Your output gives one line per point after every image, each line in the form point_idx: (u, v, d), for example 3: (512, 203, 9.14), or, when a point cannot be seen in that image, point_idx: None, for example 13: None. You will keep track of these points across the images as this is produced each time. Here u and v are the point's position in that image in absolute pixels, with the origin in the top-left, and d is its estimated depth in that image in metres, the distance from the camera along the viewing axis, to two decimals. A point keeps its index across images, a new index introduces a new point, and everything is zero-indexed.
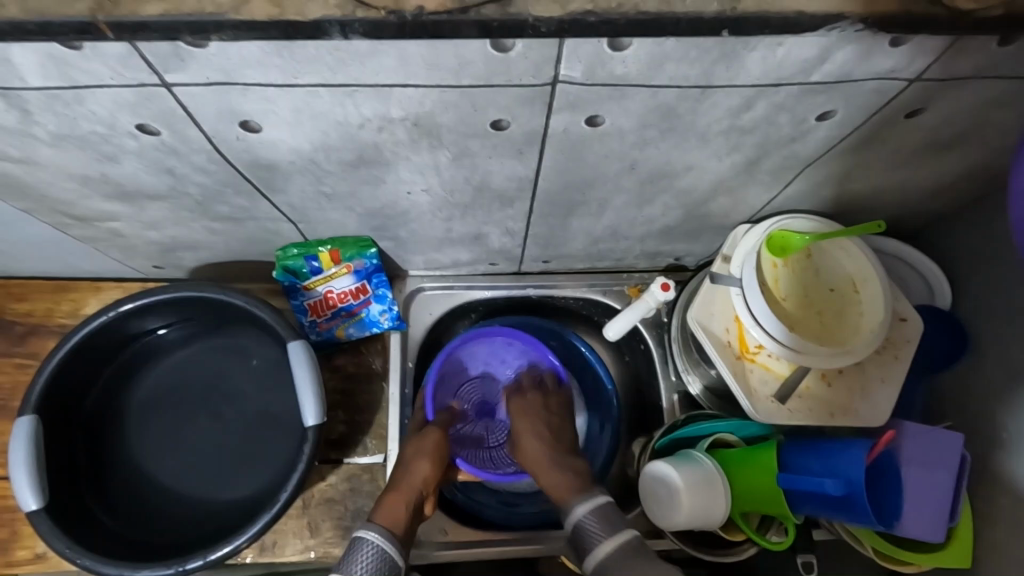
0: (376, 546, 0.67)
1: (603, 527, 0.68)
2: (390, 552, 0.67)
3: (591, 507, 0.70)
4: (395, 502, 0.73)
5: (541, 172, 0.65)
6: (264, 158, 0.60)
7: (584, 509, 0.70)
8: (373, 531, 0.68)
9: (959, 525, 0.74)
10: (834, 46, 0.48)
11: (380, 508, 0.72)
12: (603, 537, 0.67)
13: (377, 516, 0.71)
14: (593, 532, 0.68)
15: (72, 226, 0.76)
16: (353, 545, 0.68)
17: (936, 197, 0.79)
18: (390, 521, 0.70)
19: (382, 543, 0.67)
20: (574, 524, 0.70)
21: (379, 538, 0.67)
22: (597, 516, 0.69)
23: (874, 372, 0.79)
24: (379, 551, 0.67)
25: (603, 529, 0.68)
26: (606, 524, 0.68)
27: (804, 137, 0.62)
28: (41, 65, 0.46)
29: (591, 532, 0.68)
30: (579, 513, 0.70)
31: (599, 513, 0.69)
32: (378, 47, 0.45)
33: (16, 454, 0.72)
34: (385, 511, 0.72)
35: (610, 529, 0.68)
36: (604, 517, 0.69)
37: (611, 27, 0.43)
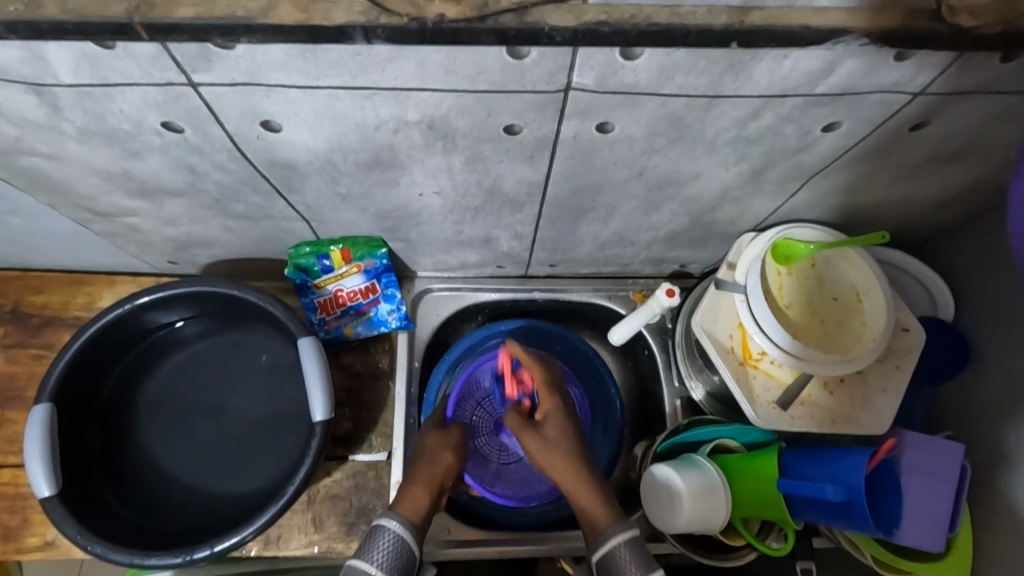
0: (396, 535, 0.66)
1: (634, 555, 0.64)
2: (409, 545, 0.66)
3: (621, 531, 0.66)
4: (416, 491, 0.72)
5: (551, 177, 0.67)
6: (282, 157, 0.62)
7: (615, 535, 0.65)
8: (394, 520, 0.66)
9: (958, 535, 0.75)
10: (839, 59, 0.49)
11: (400, 498, 0.71)
12: (633, 568, 0.63)
13: (397, 504, 0.70)
14: (625, 559, 0.64)
15: (93, 221, 0.78)
16: (373, 531, 0.66)
17: (941, 210, 0.80)
18: (409, 511, 0.69)
19: (402, 532, 0.66)
20: (604, 554, 0.65)
21: (399, 527, 0.66)
22: (626, 541, 0.65)
23: (876, 381, 0.79)
24: (399, 545, 0.65)
25: (636, 560, 0.64)
26: (636, 552, 0.64)
27: (809, 148, 0.63)
28: (75, 63, 0.48)
29: (618, 554, 0.64)
30: (609, 536, 0.66)
31: (632, 539, 0.65)
32: (398, 53, 0.47)
33: (31, 441, 0.73)
34: (405, 500, 0.71)
35: (642, 562, 0.64)
36: (637, 544, 0.65)
37: (624, 37, 0.44)
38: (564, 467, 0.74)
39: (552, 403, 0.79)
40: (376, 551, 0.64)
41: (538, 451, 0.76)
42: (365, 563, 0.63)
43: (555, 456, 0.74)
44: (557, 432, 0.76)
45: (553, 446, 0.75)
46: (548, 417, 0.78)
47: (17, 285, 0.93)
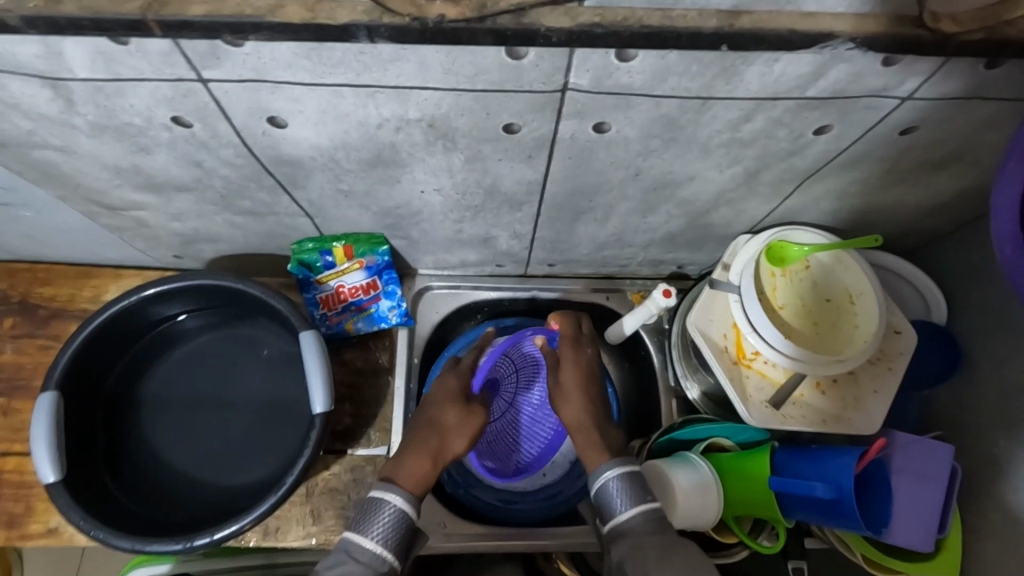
0: (396, 509, 0.67)
1: (626, 487, 0.67)
2: (407, 513, 0.67)
3: (619, 468, 0.68)
4: (412, 458, 0.73)
5: (549, 177, 0.68)
6: (287, 154, 0.63)
7: (611, 471, 0.68)
8: (394, 494, 0.68)
9: (948, 537, 0.76)
10: (828, 64, 0.51)
11: (400, 469, 0.72)
12: (629, 495, 0.66)
13: (399, 478, 0.71)
14: (616, 492, 0.66)
15: (102, 215, 0.80)
16: (372, 506, 0.68)
17: (934, 215, 0.81)
18: (410, 484, 0.70)
19: (402, 505, 0.67)
20: (601, 486, 0.68)
21: (400, 500, 0.67)
22: (621, 478, 0.67)
23: (869, 383, 0.80)
24: (400, 516, 0.67)
25: (628, 491, 0.66)
26: (631, 485, 0.67)
27: (802, 151, 0.65)
28: (90, 59, 0.50)
29: (613, 490, 0.67)
30: (607, 474, 0.68)
31: (626, 475, 0.67)
32: (401, 52, 0.49)
33: (38, 428, 0.75)
34: (403, 471, 0.72)
35: (634, 493, 0.66)
36: (631, 477, 0.67)
37: (617, 38, 0.46)
38: (575, 416, 0.76)
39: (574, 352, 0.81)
40: (376, 525, 0.66)
41: (557, 390, 0.79)
42: (366, 539, 0.65)
43: (569, 401, 0.77)
44: (570, 379, 0.79)
45: (575, 387, 0.78)
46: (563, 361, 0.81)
47: (26, 278, 0.95)
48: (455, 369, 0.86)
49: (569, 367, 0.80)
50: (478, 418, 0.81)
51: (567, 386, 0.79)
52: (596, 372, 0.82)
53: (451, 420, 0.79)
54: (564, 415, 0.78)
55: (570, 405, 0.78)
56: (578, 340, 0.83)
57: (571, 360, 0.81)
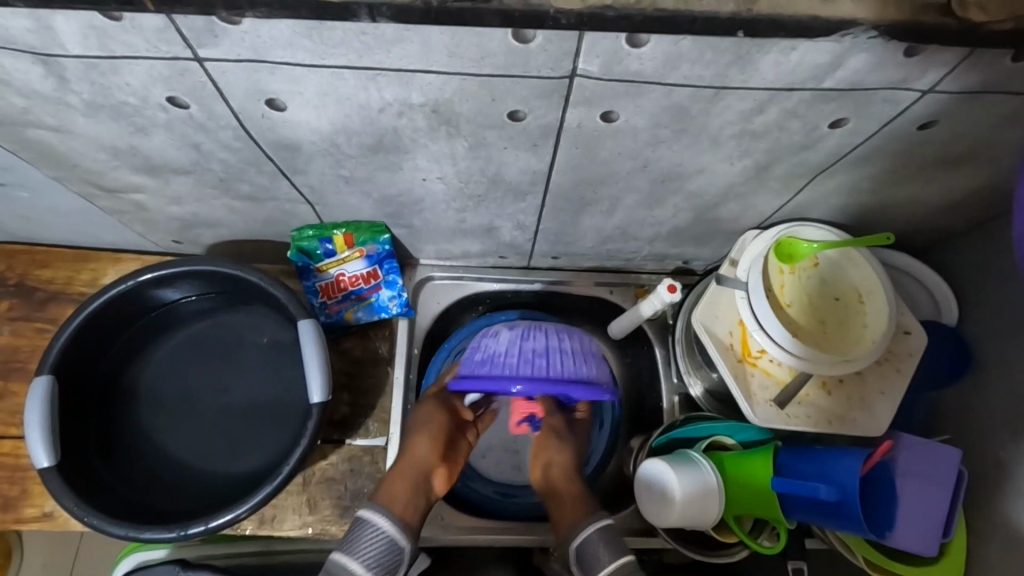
0: (383, 532, 0.67)
1: (606, 538, 0.70)
2: (394, 536, 0.67)
3: (596, 520, 0.72)
4: (401, 483, 0.74)
5: (555, 167, 0.66)
6: (287, 138, 0.62)
7: (591, 524, 0.72)
8: (383, 518, 0.67)
9: (953, 541, 0.74)
10: (848, 53, 0.49)
11: (386, 496, 0.72)
12: (604, 552, 0.70)
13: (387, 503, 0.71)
14: (598, 545, 0.70)
15: (99, 197, 0.78)
16: (359, 526, 0.68)
17: (947, 213, 0.79)
18: (400, 511, 0.70)
19: (390, 530, 0.67)
20: (578, 540, 0.71)
21: (388, 525, 0.67)
22: (601, 531, 0.71)
23: (875, 384, 0.78)
24: (385, 539, 0.67)
25: (607, 544, 0.70)
26: (608, 538, 0.71)
27: (815, 144, 0.63)
28: (82, 35, 0.48)
29: (591, 543, 0.70)
30: (588, 526, 0.71)
31: (604, 526, 0.71)
32: (403, 33, 0.47)
33: (31, 413, 0.74)
34: (392, 499, 0.72)
35: (612, 546, 0.70)
36: (609, 530, 0.71)
37: (630, 22, 0.44)
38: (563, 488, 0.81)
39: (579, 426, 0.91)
40: (362, 548, 0.66)
41: (548, 444, 0.87)
42: (349, 560, 0.65)
43: (557, 454, 0.86)
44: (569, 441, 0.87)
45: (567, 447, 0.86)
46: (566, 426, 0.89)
47: (23, 260, 0.94)
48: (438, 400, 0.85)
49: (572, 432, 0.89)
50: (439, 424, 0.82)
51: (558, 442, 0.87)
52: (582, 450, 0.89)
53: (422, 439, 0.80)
54: (552, 462, 0.85)
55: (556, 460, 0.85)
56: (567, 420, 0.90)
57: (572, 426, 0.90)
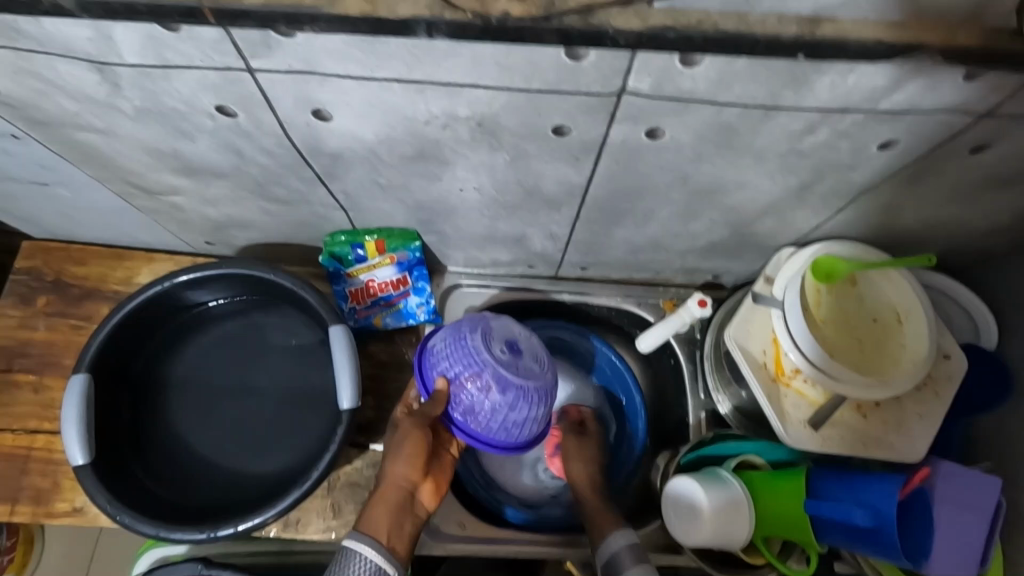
0: (368, 560, 0.64)
1: (633, 551, 0.71)
2: (377, 562, 0.65)
3: (626, 536, 0.73)
4: (383, 512, 0.70)
5: (593, 180, 0.66)
6: (329, 146, 0.62)
7: (620, 539, 0.72)
8: (364, 546, 0.65)
9: (990, 572, 0.72)
10: (906, 76, 0.48)
11: (370, 521, 0.69)
12: (631, 563, 0.70)
13: (371, 527, 0.68)
14: (625, 562, 0.70)
15: (138, 198, 0.79)
16: (343, 556, 0.65)
17: (992, 236, 0.77)
18: (386, 538, 0.68)
19: (374, 557, 0.65)
20: (608, 555, 0.72)
21: (371, 553, 0.65)
22: (630, 548, 0.71)
23: (913, 408, 0.77)
24: (370, 567, 0.64)
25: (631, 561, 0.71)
26: (637, 553, 0.71)
27: (861, 164, 0.62)
28: (140, 44, 0.49)
29: (621, 556, 0.71)
30: (616, 542, 0.72)
31: (634, 543, 0.72)
32: (456, 48, 0.47)
33: (68, 409, 0.75)
34: (375, 526, 0.68)
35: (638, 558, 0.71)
36: (637, 547, 0.72)
37: (689, 42, 0.43)
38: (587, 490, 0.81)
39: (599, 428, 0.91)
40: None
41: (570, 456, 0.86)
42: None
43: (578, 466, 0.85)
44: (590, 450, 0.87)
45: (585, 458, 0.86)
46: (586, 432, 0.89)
47: (59, 257, 0.96)
48: (412, 413, 0.74)
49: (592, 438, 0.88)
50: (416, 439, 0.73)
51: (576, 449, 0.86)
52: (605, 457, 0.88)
53: (403, 455, 0.72)
54: (575, 474, 0.84)
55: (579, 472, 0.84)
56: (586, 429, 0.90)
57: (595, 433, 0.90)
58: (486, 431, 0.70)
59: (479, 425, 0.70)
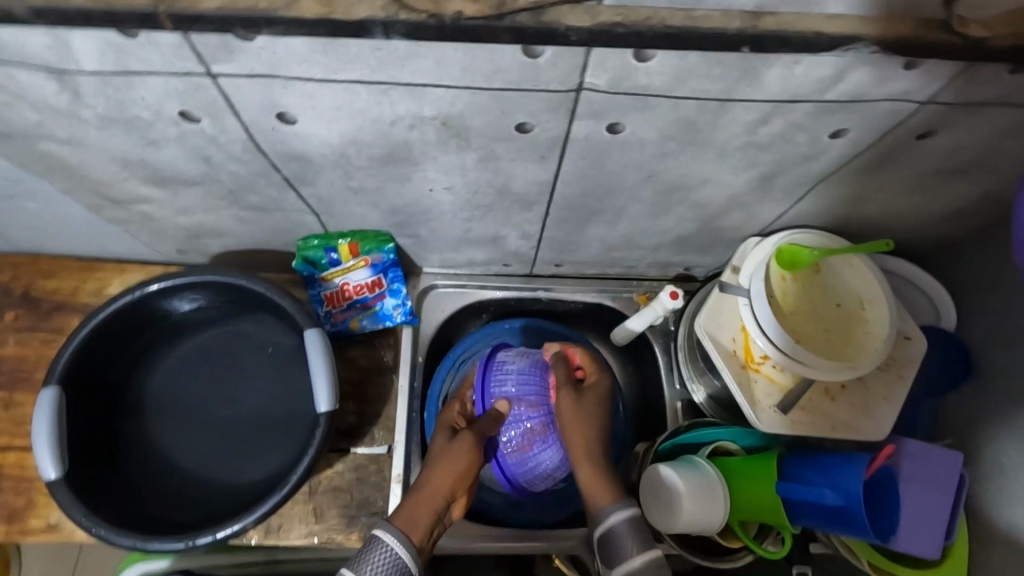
0: (390, 551, 0.63)
1: (635, 529, 0.65)
2: (404, 560, 0.63)
3: (627, 508, 0.66)
4: (421, 511, 0.68)
5: (561, 178, 0.67)
6: (297, 150, 0.62)
7: (619, 512, 0.66)
8: (390, 534, 0.64)
9: (954, 544, 0.75)
10: (850, 67, 0.50)
11: (402, 512, 0.68)
12: (632, 543, 0.64)
13: (400, 519, 0.66)
14: (625, 539, 0.64)
15: (106, 208, 0.79)
16: (369, 541, 0.64)
17: (947, 222, 0.80)
18: (414, 534, 0.66)
19: (397, 548, 0.63)
20: (607, 529, 0.66)
21: (395, 542, 0.63)
22: (631, 523, 0.65)
23: (878, 389, 0.79)
24: (392, 558, 0.63)
25: (637, 535, 0.65)
26: (639, 528, 0.65)
27: (818, 154, 0.64)
28: (99, 51, 0.49)
29: (619, 531, 0.65)
30: (613, 517, 0.65)
31: (635, 517, 0.66)
32: (415, 49, 0.48)
33: (39, 423, 0.74)
34: (409, 518, 0.67)
35: (641, 538, 0.65)
36: (638, 521, 0.66)
37: (639, 38, 0.45)
38: (579, 437, 0.74)
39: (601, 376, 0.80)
40: (368, 562, 0.62)
41: (564, 410, 0.76)
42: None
43: (574, 424, 0.74)
44: (581, 406, 0.75)
45: (578, 413, 0.75)
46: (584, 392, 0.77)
47: (28, 271, 0.94)
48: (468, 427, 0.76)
49: (592, 392, 0.77)
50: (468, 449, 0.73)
51: (570, 407, 0.75)
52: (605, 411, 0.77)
53: (450, 457, 0.72)
54: (568, 426, 0.75)
55: (574, 423, 0.74)
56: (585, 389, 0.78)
57: (596, 388, 0.78)
58: (509, 462, 0.83)
59: (509, 454, 0.83)
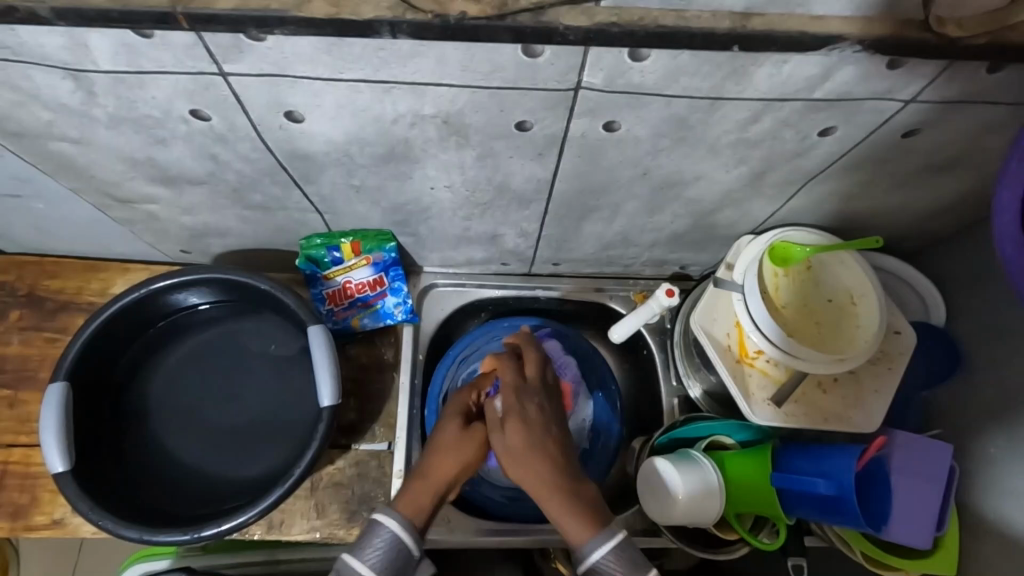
0: (393, 535, 0.62)
1: (620, 564, 0.60)
2: (406, 544, 0.63)
3: (604, 543, 0.60)
4: (425, 495, 0.67)
5: (558, 175, 0.69)
6: (302, 148, 0.64)
7: (596, 549, 0.60)
8: (393, 518, 0.63)
9: (946, 535, 0.77)
10: (836, 66, 0.52)
11: (403, 492, 0.67)
12: (620, 574, 0.60)
13: (401, 501, 0.66)
14: (609, 573, 0.59)
15: (113, 207, 0.80)
16: (370, 526, 0.64)
17: (934, 218, 0.83)
18: (414, 515, 0.65)
19: (399, 532, 0.63)
20: (587, 569, 0.61)
21: (397, 527, 0.63)
22: (610, 557, 0.60)
23: (868, 382, 0.81)
24: (394, 543, 0.62)
25: (621, 566, 0.60)
26: (623, 558, 0.60)
27: (806, 152, 0.66)
28: (114, 51, 0.51)
29: (604, 570, 0.60)
30: (591, 554, 0.60)
31: (614, 548, 0.60)
32: (419, 48, 0.50)
33: (47, 417, 0.76)
34: (410, 497, 0.66)
35: (628, 563, 0.60)
36: (621, 548, 0.61)
37: (633, 37, 0.47)
38: (530, 475, 0.65)
39: (520, 395, 0.70)
40: (370, 549, 0.62)
41: (501, 454, 0.67)
42: (360, 563, 0.61)
43: (523, 472, 0.65)
44: (524, 439, 0.66)
45: (524, 454, 0.65)
46: (507, 424, 0.67)
47: (33, 270, 0.96)
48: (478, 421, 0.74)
49: (515, 422, 0.67)
50: (479, 439, 0.72)
51: (510, 446, 0.66)
52: (554, 435, 0.68)
53: (459, 443, 0.71)
54: (520, 477, 0.66)
55: (522, 471, 0.66)
56: (514, 416, 0.67)
57: (519, 418, 0.67)
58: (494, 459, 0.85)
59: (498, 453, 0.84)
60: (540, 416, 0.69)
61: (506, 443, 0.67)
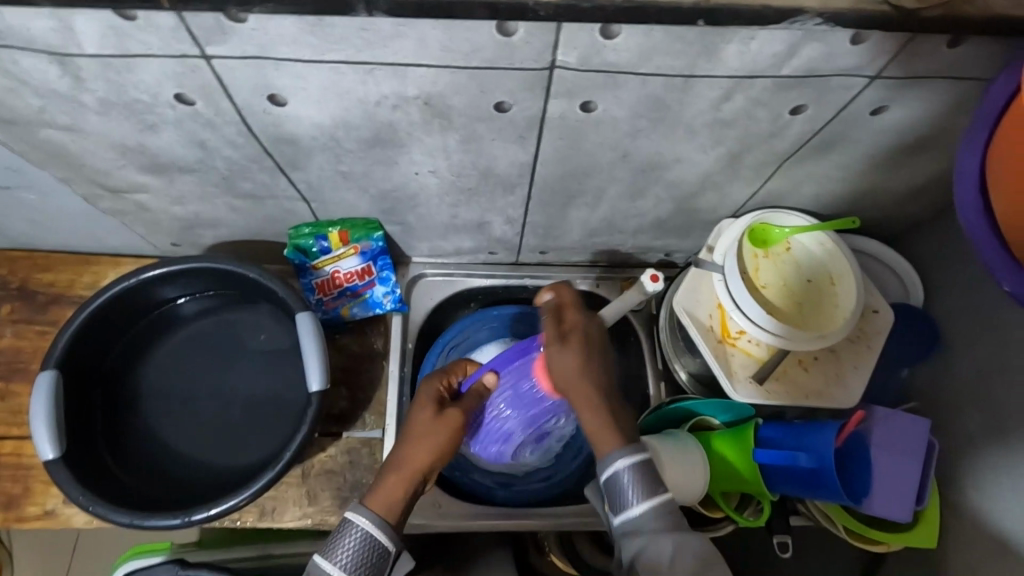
0: (364, 532, 0.63)
1: (640, 478, 0.62)
2: (378, 541, 0.63)
3: (629, 457, 0.63)
4: (397, 485, 0.66)
5: (541, 158, 0.71)
6: (287, 132, 0.65)
7: (621, 461, 0.63)
8: (362, 516, 0.63)
9: (927, 508, 0.78)
10: (801, 42, 0.54)
11: (377, 486, 0.67)
12: (642, 488, 0.62)
13: (373, 495, 0.66)
14: (630, 482, 0.62)
15: (103, 198, 0.81)
16: (341, 526, 0.64)
17: (910, 200, 0.84)
18: (387, 508, 0.65)
19: (370, 529, 0.63)
20: (610, 475, 0.63)
21: (367, 523, 0.63)
22: (634, 468, 0.62)
23: (848, 359, 0.83)
24: (366, 542, 0.63)
25: (642, 483, 0.62)
26: (644, 474, 0.62)
27: (781, 132, 0.68)
28: (100, 34, 0.52)
29: (625, 480, 0.62)
30: (618, 463, 0.63)
31: (639, 463, 0.63)
32: (399, 28, 0.51)
33: (37, 406, 0.76)
34: (383, 488, 0.66)
35: (646, 486, 0.62)
36: (643, 466, 0.63)
37: (603, 13, 0.49)
38: (580, 394, 0.68)
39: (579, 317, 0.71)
40: (340, 549, 0.62)
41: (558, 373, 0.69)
42: (330, 562, 0.62)
43: (579, 393, 0.67)
44: (578, 365, 0.68)
45: (580, 374, 0.68)
46: (569, 347, 0.68)
47: (24, 264, 0.96)
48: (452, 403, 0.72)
49: (575, 345, 0.69)
50: (453, 421, 0.70)
51: (570, 371, 0.68)
52: (602, 360, 0.70)
53: (434, 426, 0.69)
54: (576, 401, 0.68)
55: (579, 391, 0.68)
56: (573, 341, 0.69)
57: (582, 340, 0.69)
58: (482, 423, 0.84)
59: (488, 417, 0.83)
60: (595, 341, 0.70)
61: (564, 356, 0.68)
